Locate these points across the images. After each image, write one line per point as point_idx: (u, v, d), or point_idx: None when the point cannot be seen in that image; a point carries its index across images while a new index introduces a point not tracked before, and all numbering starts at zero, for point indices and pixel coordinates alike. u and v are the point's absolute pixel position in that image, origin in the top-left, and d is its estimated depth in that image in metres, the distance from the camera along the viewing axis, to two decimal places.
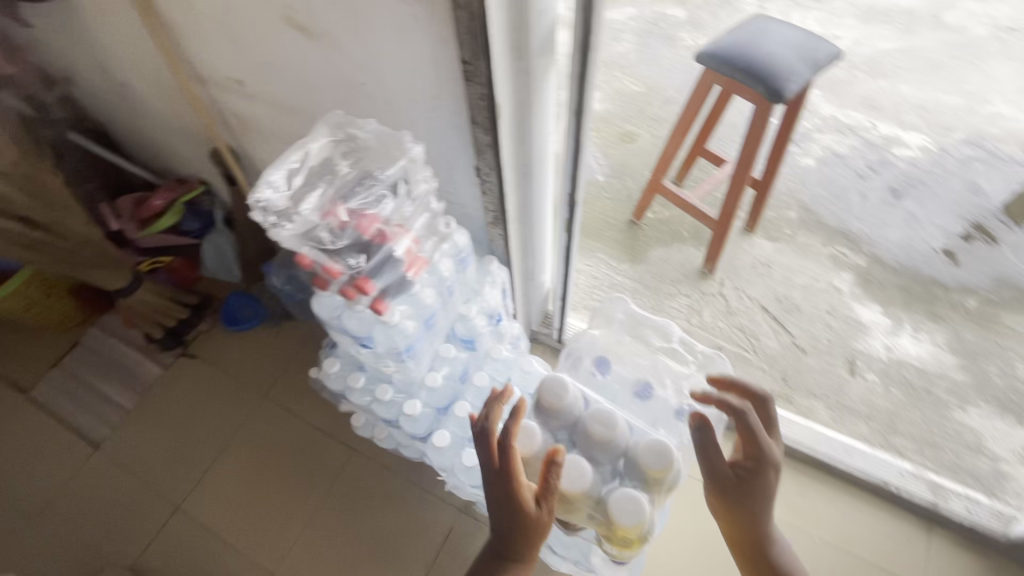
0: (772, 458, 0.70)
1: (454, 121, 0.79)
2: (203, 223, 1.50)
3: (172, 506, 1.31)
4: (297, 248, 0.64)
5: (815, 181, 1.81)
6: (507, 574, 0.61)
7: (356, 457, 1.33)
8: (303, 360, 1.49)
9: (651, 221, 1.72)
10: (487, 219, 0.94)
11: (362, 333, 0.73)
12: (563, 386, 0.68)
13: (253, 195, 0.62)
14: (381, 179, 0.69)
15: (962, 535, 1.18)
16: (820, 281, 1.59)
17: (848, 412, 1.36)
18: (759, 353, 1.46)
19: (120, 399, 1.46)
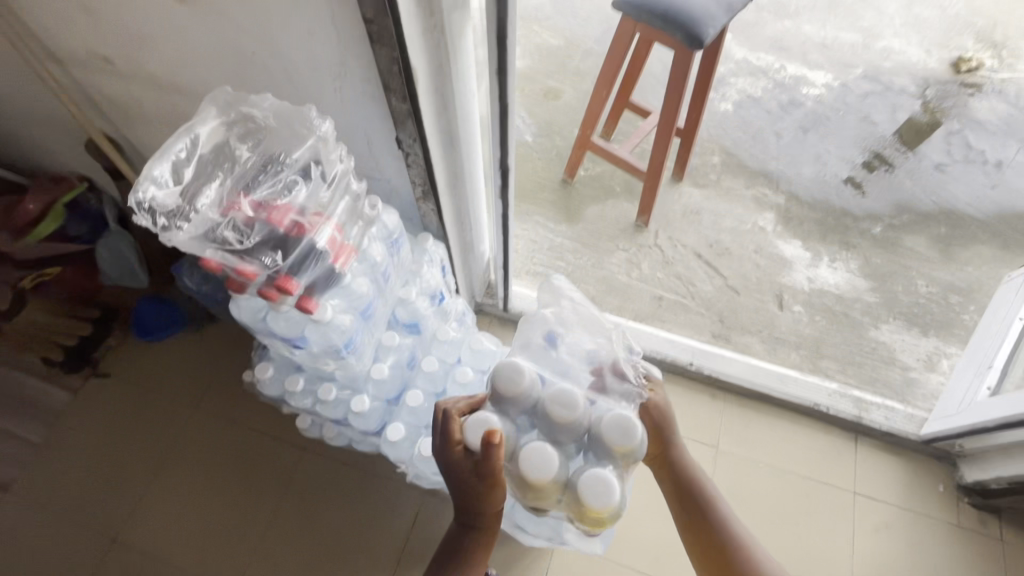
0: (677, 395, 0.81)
1: (364, 90, 0.71)
2: (91, 225, 1.33)
3: (107, 538, 1.20)
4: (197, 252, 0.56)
5: (734, 126, 1.86)
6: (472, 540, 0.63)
7: (308, 456, 1.28)
8: (236, 363, 1.38)
9: (583, 178, 1.71)
10: (416, 194, 0.88)
11: (293, 335, 0.66)
12: (520, 369, 0.63)
13: (135, 195, 0.55)
14: (289, 163, 0.62)
15: (882, 440, 1.31)
16: (746, 222, 1.66)
17: (779, 344, 1.45)
18: (697, 298, 1.52)
19: (25, 433, 1.30)
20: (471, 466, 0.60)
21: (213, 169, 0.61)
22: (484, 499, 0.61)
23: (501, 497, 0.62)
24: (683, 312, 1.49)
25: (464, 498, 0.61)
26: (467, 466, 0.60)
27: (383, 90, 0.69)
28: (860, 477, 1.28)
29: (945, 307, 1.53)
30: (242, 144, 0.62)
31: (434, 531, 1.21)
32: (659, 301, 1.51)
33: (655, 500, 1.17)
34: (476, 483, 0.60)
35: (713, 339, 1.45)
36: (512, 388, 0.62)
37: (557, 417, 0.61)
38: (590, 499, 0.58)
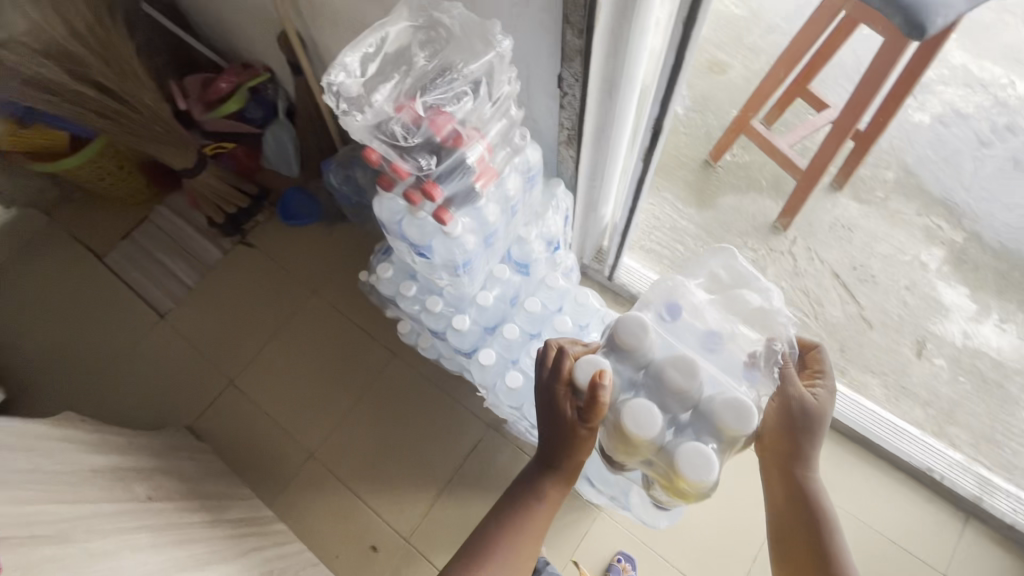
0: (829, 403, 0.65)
1: (543, 20, 0.70)
2: (266, 111, 1.48)
3: (226, 379, 1.41)
4: (361, 137, 0.61)
5: (924, 141, 1.60)
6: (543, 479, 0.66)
7: (395, 362, 1.38)
8: (355, 261, 1.51)
9: (728, 164, 1.58)
10: (561, 137, 0.87)
11: (421, 242, 0.70)
12: (642, 325, 0.63)
13: (327, 77, 0.61)
14: (462, 74, 0.63)
15: (999, 532, 1.14)
16: (905, 253, 1.45)
17: (904, 394, 1.29)
18: (820, 320, 1.38)
19: (183, 275, 1.54)
20: (573, 408, 0.62)
21: (392, 67, 0.65)
22: (576, 444, 0.62)
23: (591, 446, 0.64)
24: (800, 330, 1.37)
25: (553, 440, 0.63)
26: (569, 406, 0.62)
27: (561, 23, 0.68)
28: (958, 562, 1.13)
29: None
30: (422, 50, 0.65)
31: (492, 462, 1.27)
32: None
33: (714, 505, 1.15)
34: (573, 426, 0.62)
35: None
36: (635, 340, 0.62)
37: (670, 381, 0.60)
38: (685, 471, 0.57)
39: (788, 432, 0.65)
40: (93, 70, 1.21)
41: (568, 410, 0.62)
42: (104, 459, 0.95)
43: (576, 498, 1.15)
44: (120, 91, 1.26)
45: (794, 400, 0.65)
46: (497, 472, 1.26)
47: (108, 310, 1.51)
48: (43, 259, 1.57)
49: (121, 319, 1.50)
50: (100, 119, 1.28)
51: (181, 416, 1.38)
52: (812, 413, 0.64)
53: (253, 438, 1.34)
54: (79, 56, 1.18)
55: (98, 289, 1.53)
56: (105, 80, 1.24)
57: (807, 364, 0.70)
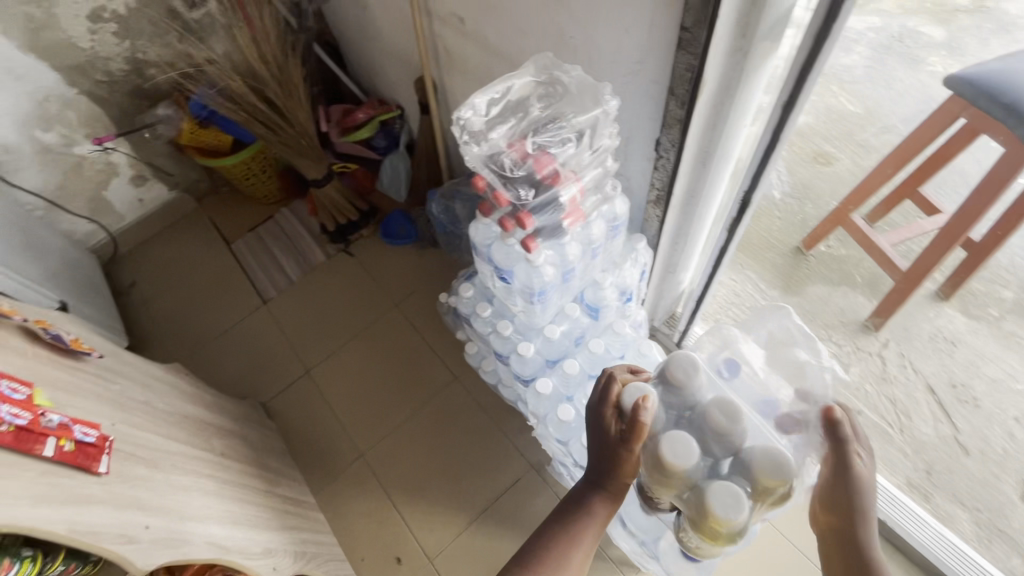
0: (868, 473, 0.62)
1: (650, 89, 0.78)
2: (390, 142, 1.70)
3: (304, 368, 1.55)
4: (473, 163, 0.70)
5: None
6: (591, 502, 0.66)
7: (455, 384, 1.45)
8: (438, 284, 1.62)
9: (821, 254, 1.54)
10: (649, 197, 0.93)
11: (505, 266, 0.77)
12: (694, 365, 0.67)
13: (457, 112, 0.72)
14: (570, 124, 0.72)
15: None
16: (1017, 380, 1.31)
17: (999, 538, 1.13)
18: (905, 434, 1.27)
19: (291, 270, 1.73)
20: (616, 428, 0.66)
21: (510, 112, 0.74)
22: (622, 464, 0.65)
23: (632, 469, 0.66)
24: (880, 440, 1.26)
25: (598, 459, 0.67)
26: (613, 423, 0.67)
27: (668, 93, 0.76)
28: None
29: None
30: (538, 102, 0.74)
31: (528, 501, 1.27)
32: (855, 414, 1.30)
33: None
34: (616, 446, 0.65)
35: (907, 488, 1.20)
36: (686, 376, 0.67)
37: (714, 422, 0.63)
38: (715, 509, 0.58)
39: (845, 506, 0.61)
40: (268, 90, 1.46)
41: (612, 426, 0.67)
42: (196, 409, 1.08)
43: (605, 561, 1.11)
44: (283, 107, 1.50)
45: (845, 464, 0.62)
46: (531, 514, 1.25)
47: (225, 288, 1.73)
48: (187, 237, 1.84)
49: (233, 297, 1.71)
50: (262, 127, 1.52)
51: (260, 393, 1.52)
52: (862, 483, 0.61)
53: (315, 427, 1.45)
54: (260, 77, 1.43)
55: (220, 269, 1.76)
56: (275, 98, 1.48)
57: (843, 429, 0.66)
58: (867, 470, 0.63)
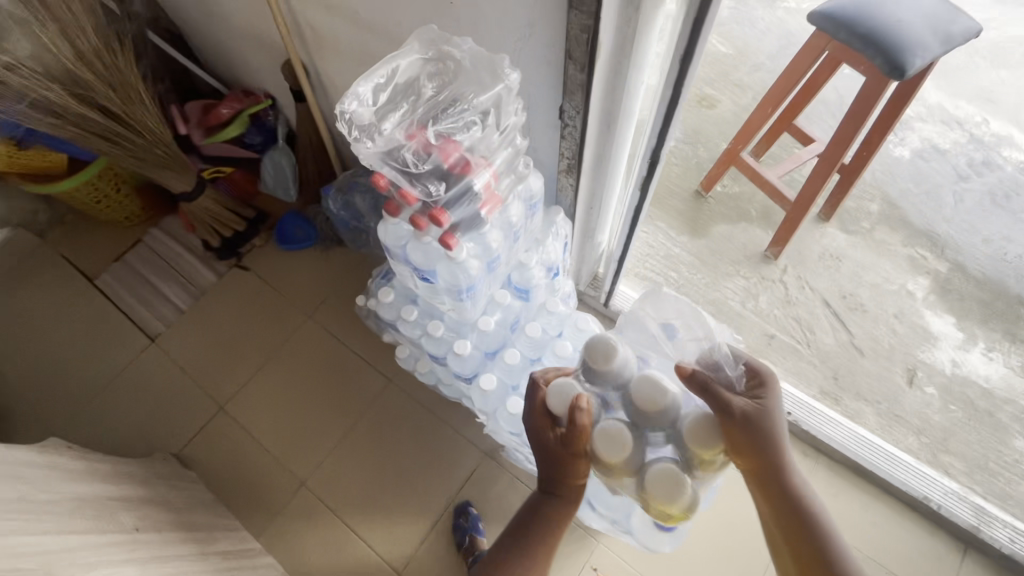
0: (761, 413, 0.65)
1: (546, 55, 0.73)
2: (265, 137, 1.51)
3: (217, 406, 1.38)
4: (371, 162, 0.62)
5: (906, 175, 1.66)
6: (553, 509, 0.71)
7: (390, 388, 1.37)
8: (351, 286, 1.50)
9: (718, 195, 1.63)
10: (560, 166, 0.90)
11: (426, 267, 0.71)
12: (612, 351, 0.70)
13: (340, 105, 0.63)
14: (472, 105, 0.66)
15: (998, 563, 1.14)
16: (892, 282, 1.49)
17: (897, 422, 1.30)
18: (813, 348, 1.40)
19: (176, 299, 1.52)
20: (552, 432, 0.70)
21: (403, 95, 0.67)
22: (569, 466, 0.70)
23: (583, 469, 0.70)
24: (794, 357, 1.39)
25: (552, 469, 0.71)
26: (553, 429, 0.71)
27: (564, 56, 0.71)
28: None
29: None
30: (429, 82, 0.67)
31: (488, 489, 1.25)
32: (769, 339, 1.41)
33: (716, 545, 1.13)
34: (559, 449, 0.69)
35: (821, 396, 1.33)
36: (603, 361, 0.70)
37: (642, 404, 0.67)
38: (653, 493, 0.64)
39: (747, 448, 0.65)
40: (100, 96, 1.23)
41: (552, 434, 0.70)
42: (91, 487, 0.92)
43: (573, 530, 1.13)
44: (124, 114, 1.28)
45: (739, 416, 0.64)
46: (494, 499, 1.24)
47: (99, 334, 1.48)
48: (34, 282, 1.55)
49: (111, 343, 1.47)
50: (104, 142, 1.29)
51: (170, 443, 1.35)
52: (752, 424, 0.64)
53: (243, 467, 1.31)
54: (86, 81, 1.19)
55: (88, 313, 1.51)
56: (111, 105, 1.25)
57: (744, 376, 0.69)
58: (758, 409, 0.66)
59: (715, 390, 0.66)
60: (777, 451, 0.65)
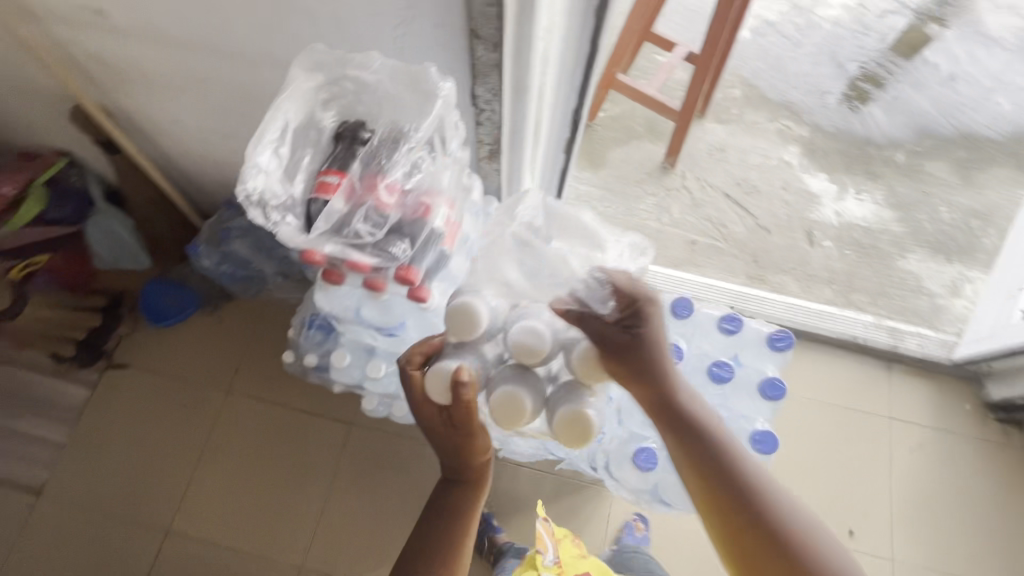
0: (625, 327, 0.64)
1: (435, 35, 0.64)
2: (76, 204, 1.16)
3: (160, 531, 1.17)
4: (306, 239, 0.60)
5: (753, 55, 1.78)
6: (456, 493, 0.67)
7: (356, 431, 1.24)
8: (262, 340, 1.30)
9: (603, 121, 1.64)
10: (480, 153, 0.84)
11: (391, 322, 0.74)
12: (475, 313, 0.65)
13: (245, 187, 0.60)
14: (415, 139, 0.64)
15: (914, 366, 1.37)
16: (771, 158, 1.62)
17: (812, 281, 1.46)
18: (729, 241, 1.50)
19: (49, 433, 1.22)
20: (442, 414, 0.65)
21: (301, 141, 0.65)
22: (472, 443, 0.66)
23: (484, 442, 0.68)
24: (718, 255, 1.48)
25: (448, 452, 0.67)
26: (437, 410, 0.65)
27: (464, 34, 0.62)
28: (896, 402, 1.34)
29: (967, 232, 1.55)
30: (327, 111, 0.67)
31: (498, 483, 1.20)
32: (693, 245, 1.49)
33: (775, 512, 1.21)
34: (453, 429, 0.65)
35: (750, 281, 1.45)
36: (467, 328, 0.65)
37: (527, 352, 0.66)
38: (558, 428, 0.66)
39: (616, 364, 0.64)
40: None
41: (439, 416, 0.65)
42: None
43: (586, 488, 1.19)
44: None
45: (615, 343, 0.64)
46: (504, 497, 1.19)
47: None
48: None
49: None
50: None
51: None
52: (618, 342, 0.64)
53: None
54: None
55: None
56: None
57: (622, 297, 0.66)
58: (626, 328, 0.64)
59: (593, 317, 0.65)
60: (661, 373, 0.62)
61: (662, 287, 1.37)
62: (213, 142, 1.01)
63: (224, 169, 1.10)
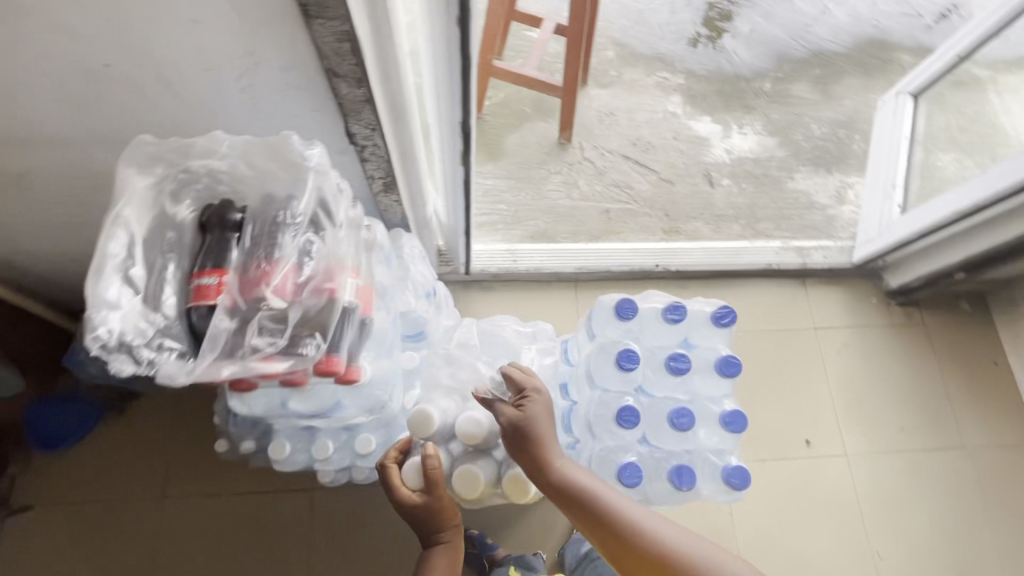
0: (518, 411, 0.68)
1: (289, 79, 0.57)
2: None
3: None
4: (195, 373, 0.52)
5: (616, 14, 1.81)
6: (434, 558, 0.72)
7: (319, 492, 1.13)
8: (187, 431, 1.17)
9: (490, 109, 1.60)
10: (375, 188, 0.79)
11: (328, 404, 0.70)
12: (427, 415, 0.71)
13: (96, 324, 0.51)
14: (297, 222, 0.58)
15: (825, 276, 1.49)
16: (657, 111, 1.66)
17: (721, 221, 1.53)
18: (639, 200, 1.53)
19: None
20: (415, 496, 0.71)
21: (158, 247, 0.58)
22: (440, 511, 0.71)
23: (452, 508, 0.73)
24: (632, 217, 1.51)
25: (424, 526, 0.72)
26: (410, 492, 0.71)
27: (321, 73, 0.56)
28: (816, 313, 1.45)
29: (838, 142, 1.69)
30: (181, 204, 0.61)
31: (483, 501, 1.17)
32: (607, 213, 1.50)
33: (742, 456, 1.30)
34: (427, 504, 0.71)
35: (667, 235, 1.50)
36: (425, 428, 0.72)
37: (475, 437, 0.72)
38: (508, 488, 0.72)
39: (517, 448, 0.68)
40: None
41: (413, 496, 0.71)
42: None
43: None
44: None
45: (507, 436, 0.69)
46: (493, 513, 1.17)
47: None
48: None
49: None
50: None
51: None
52: (515, 426, 0.68)
53: None
54: None
55: None
56: None
57: (515, 380, 0.72)
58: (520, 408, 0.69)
59: (493, 408, 0.70)
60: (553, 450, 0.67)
61: (589, 263, 1.38)
62: (59, 238, 0.86)
63: (84, 261, 0.95)
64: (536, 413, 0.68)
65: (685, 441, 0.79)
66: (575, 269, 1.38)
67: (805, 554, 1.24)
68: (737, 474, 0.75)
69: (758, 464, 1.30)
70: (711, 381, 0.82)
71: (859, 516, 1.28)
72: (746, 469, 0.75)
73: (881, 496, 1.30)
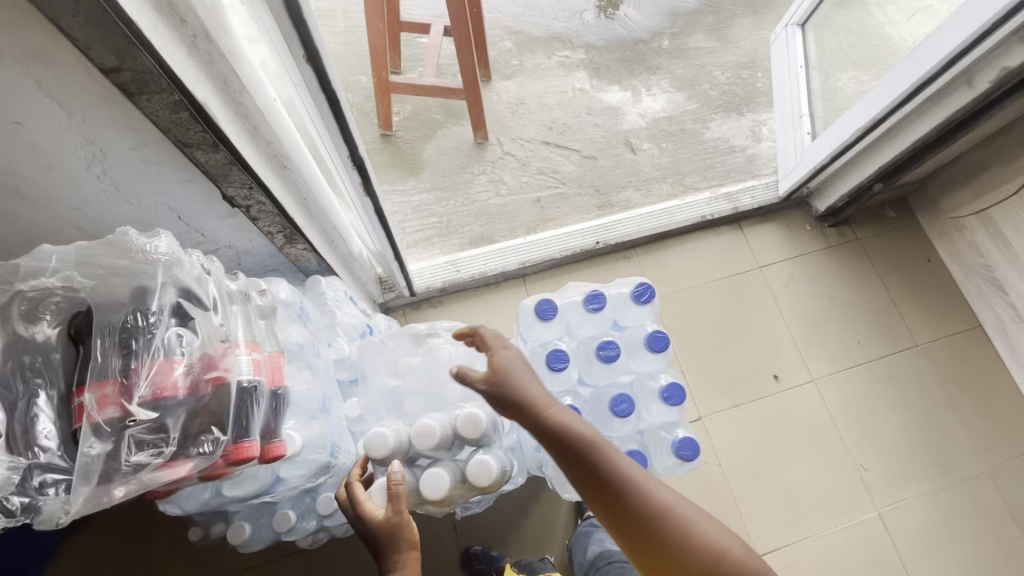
0: (508, 369, 0.67)
1: (143, 157, 0.53)
2: None
3: None
4: (85, 505, 0.52)
5: (506, 2, 1.79)
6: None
7: (311, 554, 1.10)
8: (159, 528, 1.11)
9: (400, 125, 1.57)
10: (278, 242, 0.75)
11: (269, 480, 0.69)
12: (383, 433, 0.71)
13: None
14: (157, 316, 0.58)
15: (757, 215, 1.53)
16: (566, 90, 1.67)
17: (650, 184, 1.55)
18: (568, 182, 1.54)
19: None
20: (377, 514, 0.63)
21: (19, 374, 0.54)
22: (401, 529, 0.62)
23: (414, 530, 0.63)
24: (564, 200, 1.51)
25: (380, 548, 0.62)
26: (371, 510, 0.64)
27: (174, 146, 0.53)
28: (757, 251, 1.49)
29: (743, 84, 1.73)
30: (39, 322, 0.57)
31: (479, 515, 1.16)
32: (539, 202, 1.50)
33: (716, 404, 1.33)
34: (388, 520, 0.62)
35: (601, 210, 1.51)
36: (382, 447, 0.70)
37: (428, 443, 0.71)
38: (474, 478, 0.70)
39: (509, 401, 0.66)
40: None
41: (376, 512, 0.63)
42: None
43: None
44: None
45: (485, 389, 0.68)
46: (493, 526, 1.16)
47: None
48: None
49: None
50: None
51: None
52: (505, 381, 0.67)
53: None
54: None
55: None
56: None
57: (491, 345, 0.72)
58: (505, 366, 0.68)
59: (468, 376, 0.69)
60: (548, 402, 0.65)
61: (531, 255, 1.38)
62: None
63: None
64: (512, 367, 0.68)
65: (632, 424, 0.81)
66: (520, 264, 1.37)
67: (797, 483, 1.28)
68: (686, 445, 0.77)
69: (735, 410, 1.33)
70: (645, 359, 0.83)
71: (838, 435, 1.33)
72: (693, 438, 0.76)
73: (851, 410, 1.35)
